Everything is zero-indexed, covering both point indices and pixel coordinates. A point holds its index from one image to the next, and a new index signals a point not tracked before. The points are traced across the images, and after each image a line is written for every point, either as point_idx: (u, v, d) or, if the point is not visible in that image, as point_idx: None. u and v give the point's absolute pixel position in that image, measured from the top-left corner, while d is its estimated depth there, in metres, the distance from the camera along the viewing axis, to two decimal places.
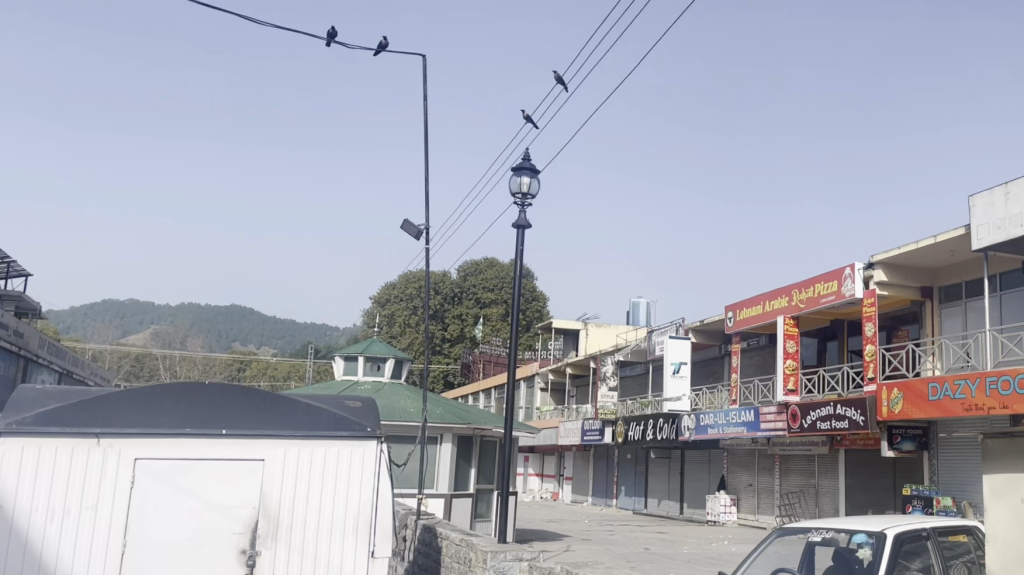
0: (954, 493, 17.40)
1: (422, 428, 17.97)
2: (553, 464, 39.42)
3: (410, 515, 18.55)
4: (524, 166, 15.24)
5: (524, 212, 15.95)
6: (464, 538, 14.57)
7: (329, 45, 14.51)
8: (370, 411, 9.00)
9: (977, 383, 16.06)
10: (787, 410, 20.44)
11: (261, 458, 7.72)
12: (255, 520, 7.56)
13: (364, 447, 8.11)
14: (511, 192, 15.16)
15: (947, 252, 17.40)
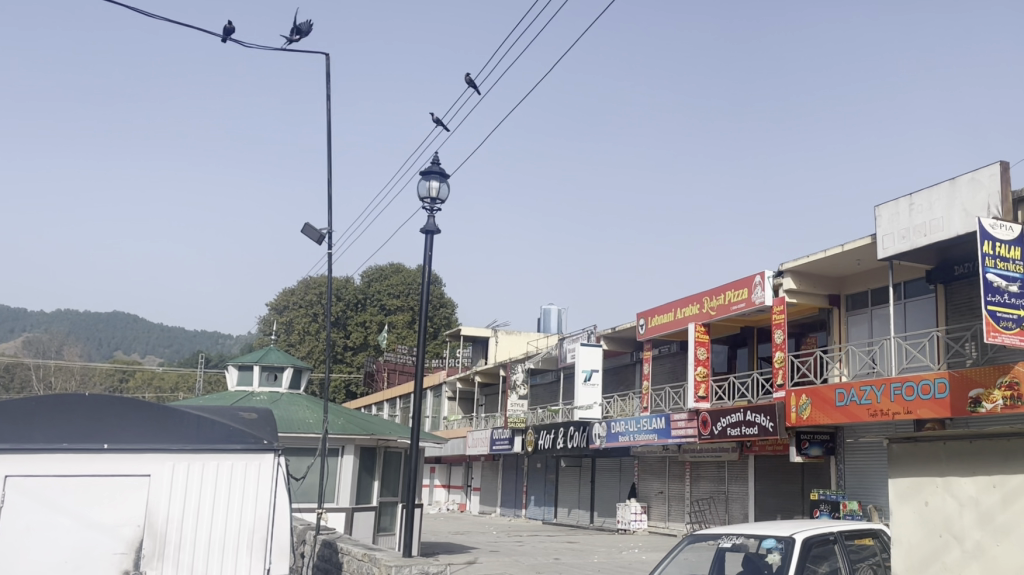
0: (860, 496, 17.75)
1: (323, 438, 17.17)
2: (461, 474, 38.90)
3: (309, 530, 17.65)
4: (433, 170, 14.73)
5: (433, 217, 15.43)
6: (366, 553, 13.89)
7: (228, 39, 13.73)
8: (264, 423, 8.44)
9: (882, 389, 16.57)
10: (698, 417, 20.56)
11: (148, 473, 7.09)
12: (141, 538, 6.96)
13: (260, 460, 7.53)
14: (420, 196, 14.64)
15: (854, 260, 17.82)
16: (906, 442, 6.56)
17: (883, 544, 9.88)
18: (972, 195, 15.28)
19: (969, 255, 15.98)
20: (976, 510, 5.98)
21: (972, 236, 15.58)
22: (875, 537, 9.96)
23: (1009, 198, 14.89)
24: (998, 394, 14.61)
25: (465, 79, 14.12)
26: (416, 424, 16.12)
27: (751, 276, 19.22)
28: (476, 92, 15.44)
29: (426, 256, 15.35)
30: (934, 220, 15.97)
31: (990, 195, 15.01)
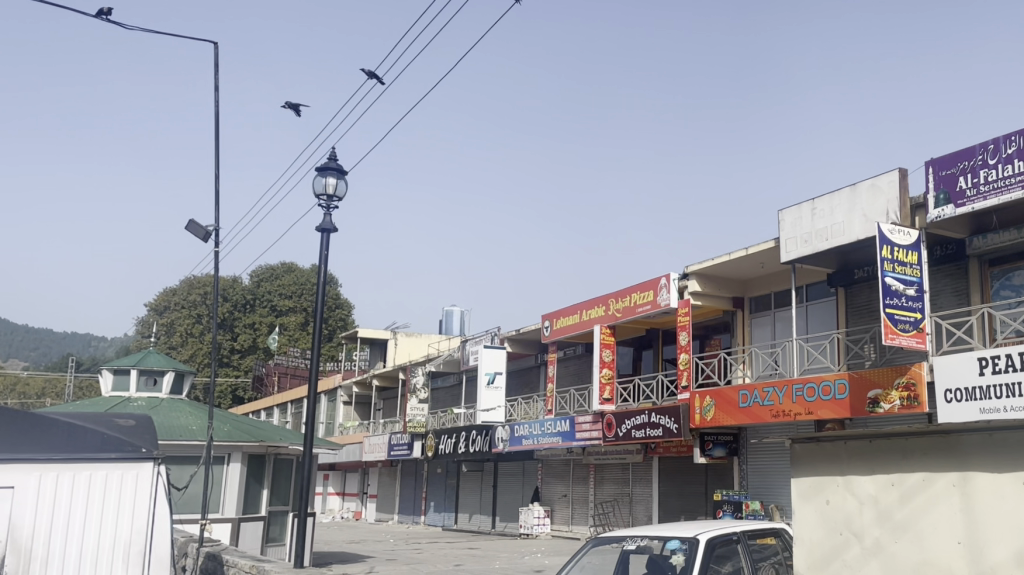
0: (763, 496, 18.00)
1: (207, 445, 16.04)
2: (356, 481, 37.92)
3: (190, 543, 16.37)
4: (330, 166, 14.02)
5: (330, 215, 14.69)
6: (254, 566, 13.07)
7: (105, 23, 12.67)
8: (142, 428, 8.35)
9: (784, 390, 16.85)
10: (603, 419, 20.48)
11: (13, 486, 7.10)
12: (5, 552, 7.03)
13: (138, 469, 7.59)
14: (316, 193, 13.94)
15: (758, 263, 18.09)
16: (807, 442, 6.35)
17: (785, 542, 10.16)
18: (872, 201, 15.69)
19: (869, 259, 16.42)
20: (876, 507, 5.81)
21: (871, 240, 16.01)
22: (777, 537, 10.27)
23: (907, 204, 15.34)
24: (896, 394, 15.04)
25: (368, 71, 13.51)
26: (309, 430, 15.25)
27: (656, 279, 19.26)
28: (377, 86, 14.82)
29: (322, 255, 14.60)
30: (835, 224, 16.35)
31: (889, 201, 15.43)
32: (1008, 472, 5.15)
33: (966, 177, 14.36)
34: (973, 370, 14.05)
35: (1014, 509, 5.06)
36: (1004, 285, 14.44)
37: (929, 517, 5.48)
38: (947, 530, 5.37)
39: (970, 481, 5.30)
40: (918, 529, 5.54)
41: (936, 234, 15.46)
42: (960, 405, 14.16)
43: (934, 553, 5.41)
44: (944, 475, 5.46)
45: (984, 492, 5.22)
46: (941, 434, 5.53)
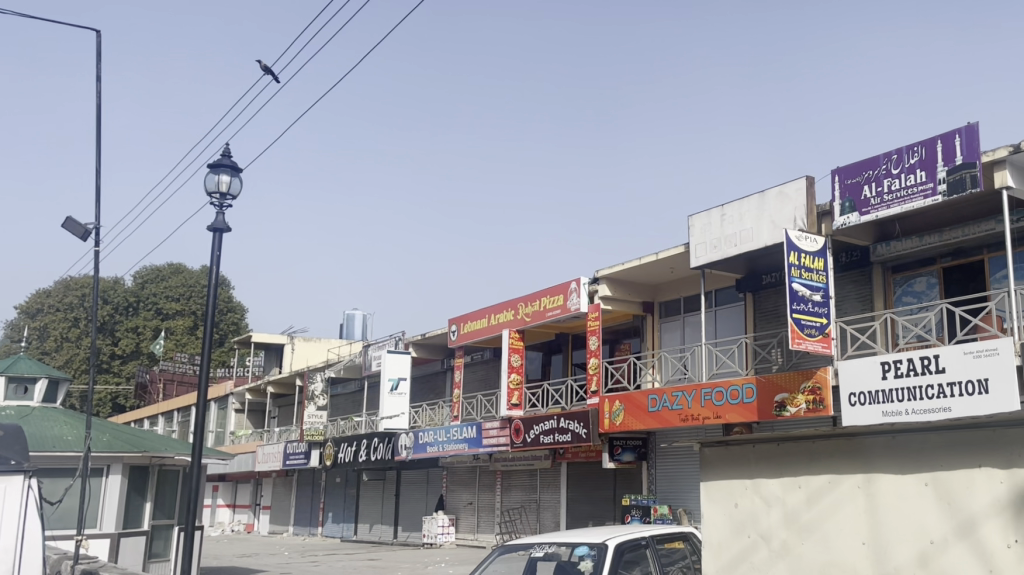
0: (671, 500, 18.05)
1: (83, 456, 14.76)
2: (248, 492, 36.49)
3: (63, 562, 14.95)
4: (223, 162, 13.13)
5: (223, 215, 13.72)
6: None
7: None
8: (12, 441, 9.22)
9: (693, 395, 16.98)
10: (510, 425, 20.46)
11: None
12: None
13: (8, 482, 8.59)
14: (207, 191, 12.97)
15: (668, 268, 18.23)
16: (717, 447, 6.76)
17: (692, 546, 10.56)
18: (779, 208, 15.96)
19: (776, 265, 16.72)
20: (783, 508, 6.17)
21: (778, 247, 16.30)
22: (684, 541, 10.70)
23: (814, 212, 15.65)
24: (802, 397, 15.30)
25: (261, 63, 12.73)
26: (197, 439, 14.08)
27: (567, 283, 19.30)
28: (275, 80, 14.02)
29: (214, 257, 13.63)
30: (744, 230, 16.58)
31: (796, 208, 15.71)
32: (912, 473, 5.49)
33: (870, 185, 14.73)
34: (876, 374, 14.43)
35: (915, 510, 5.41)
36: (905, 291, 14.90)
37: (835, 518, 5.84)
38: (851, 531, 5.72)
39: (874, 483, 5.67)
40: (823, 530, 5.88)
41: (841, 241, 15.83)
42: (863, 408, 14.52)
43: (837, 551, 5.78)
44: (848, 477, 5.83)
45: (887, 491, 5.59)
46: (845, 436, 5.93)
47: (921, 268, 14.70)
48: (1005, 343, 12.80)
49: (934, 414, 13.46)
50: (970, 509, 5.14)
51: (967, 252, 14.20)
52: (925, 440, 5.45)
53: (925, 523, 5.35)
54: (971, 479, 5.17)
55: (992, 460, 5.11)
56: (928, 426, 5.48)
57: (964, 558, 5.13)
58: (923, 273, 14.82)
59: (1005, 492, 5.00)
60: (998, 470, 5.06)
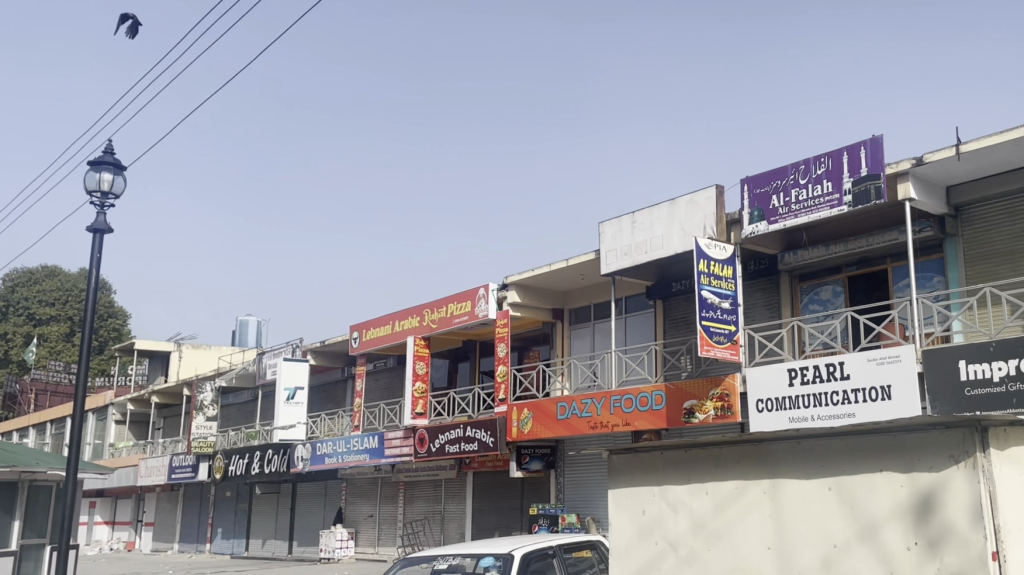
0: (580, 508, 17.92)
1: None
2: (129, 508, 34.57)
3: None
4: (105, 160, 12.25)
5: (104, 215, 12.79)
6: None
7: None
8: None
9: (602, 402, 16.91)
10: (415, 435, 20.17)
11: None
12: None
13: None
14: (87, 190, 12.09)
15: (578, 275, 18.33)
16: (627, 455, 8.17)
17: (599, 554, 10.56)
18: (689, 216, 16.10)
19: (686, 272, 16.88)
20: (692, 513, 7.56)
21: (687, 254, 16.45)
22: (591, 549, 10.70)
23: (723, 220, 15.85)
24: (711, 404, 15.43)
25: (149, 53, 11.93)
26: (73, 452, 12.98)
27: (475, 289, 19.37)
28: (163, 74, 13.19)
29: (95, 260, 12.70)
30: (654, 238, 16.67)
31: (706, 217, 15.87)
32: (814, 478, 6.79)
33: (779, 195, 14.99)
34: (783, 381, 14.64)
35: (820, 509, 6.68)
36: (812, 299, 15.24)
37: (744, 520, 7.15)
38: (758, 531, 7.05)
39: (777, 488, 7.01)
40: (734, 530, 7.22)
41: (749, 249, 16.07)
42: (770, 414, 14.70)
43: (748, 548, 7.07)
44: (757, 482, 7.14)
45: (793, 495, 6.87)
46: (755, 444, 7.24)
47: (827, 276, 15.03)
48: (908, 349, 13.16)
49: (839, 419, 13.72)
50: (871, 509, 6.37)
51: (871, 261, 14.59)
52: (831, 447, 6.71)
53: (830, 524, 6.60)
54: (872, 482, 6.40)
55: (890, 465, 6.34)
56: (834, 433, 6.73)
57: (864, 553, 6.34)
58: (829, 282, 15.18)
59: (903, 494, 6.21)
60: (897, 474, 6.28)
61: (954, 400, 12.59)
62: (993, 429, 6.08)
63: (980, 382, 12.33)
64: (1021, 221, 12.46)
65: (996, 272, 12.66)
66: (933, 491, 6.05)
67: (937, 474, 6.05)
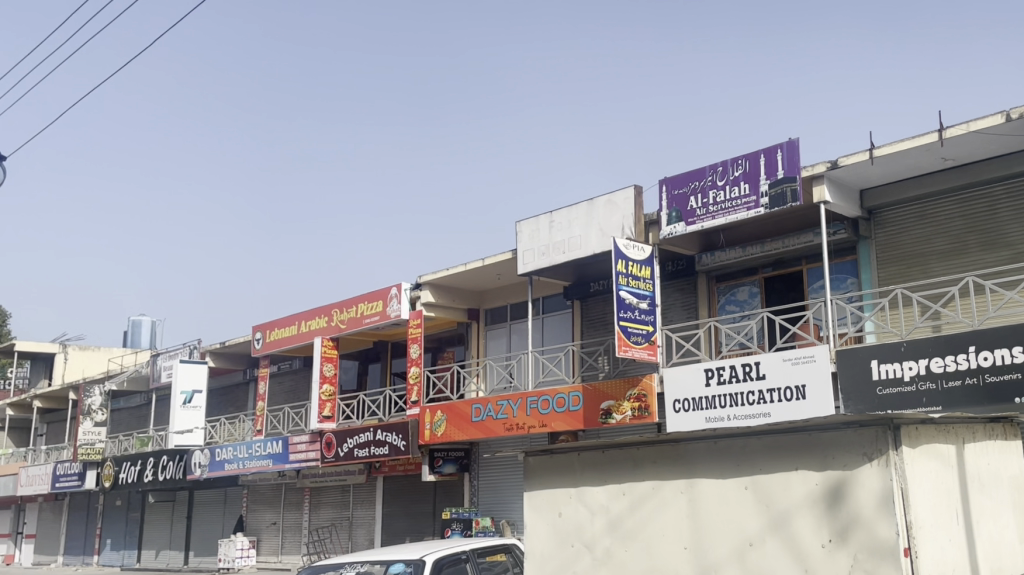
0: (494, 511, 17.63)
1: None
2: (7, 520, 32.42)
3: None
4: None
5: None
6: None
7: None
8: None
9: (519, 403, 16.66)
10: (321, 439, 19.60)
11: None
12: None
13: None
14: None
15: (494, 275, 18.18)
16: (543, 455, 8.69)
17: (514, 558, 10.27)
18: (607, 216, 16.03)
19: (603, 273, 16.85)
20: (606, 516, 8.08)
21: (605, 254, 16.39)
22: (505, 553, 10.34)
23: (641, 220, 15.84)
24: (628, 405, 15.33)
25: None
26: None
27: (386, 288, 18.89)
28: None
29: None
30: (572, 237, 16.55)
31: (624, 217, 15.83)
32: (732, 479, 7.27)
33: (696, 196, 15.08)
34: (700, 381, 14.65)
35: (736, 506, 7.18)
36: (729, 300, 15.40)
37: (660, 518, 7.67)
38: (675, 532, 7.53)
39: (692, 487, 7.51)
40: (650, 528, 7.73)
41: (667, 250, 16.15)
42: (687, 414, 14.70)
43: (663, 547, 7.60)
44: (674, 481, 7.65)
45: (707, 493, 7.39)
46: (672, 444, 7.75)
47: (744, 277, 15.21)
48: (821, 350, 13.31)
49: (755, 419, 13.81)
50: (785, 506, 6.88)
51: (787, 262, 14.84)
52: (748, 444, 7.22)
53: (745, 522, 7.10)
54: (789, 481, 6.90)
55: (806, 464, 6.85)
56: (749, 433, 7.25)
57: (778, 547, 6.85)
58: (746, 283, 15.36)
59: (818, 490, 6.73)
60: (813, 472, 6.79)
61: (865, 399, 12.83)
62: (904, 427, 6.61)
63: (891, 381, 12.59)
64: (931, 225, 12.85)
65: (907, 274, 13.01)
66: (847, 487, 6.56)
67: (851, 472, 6.56)
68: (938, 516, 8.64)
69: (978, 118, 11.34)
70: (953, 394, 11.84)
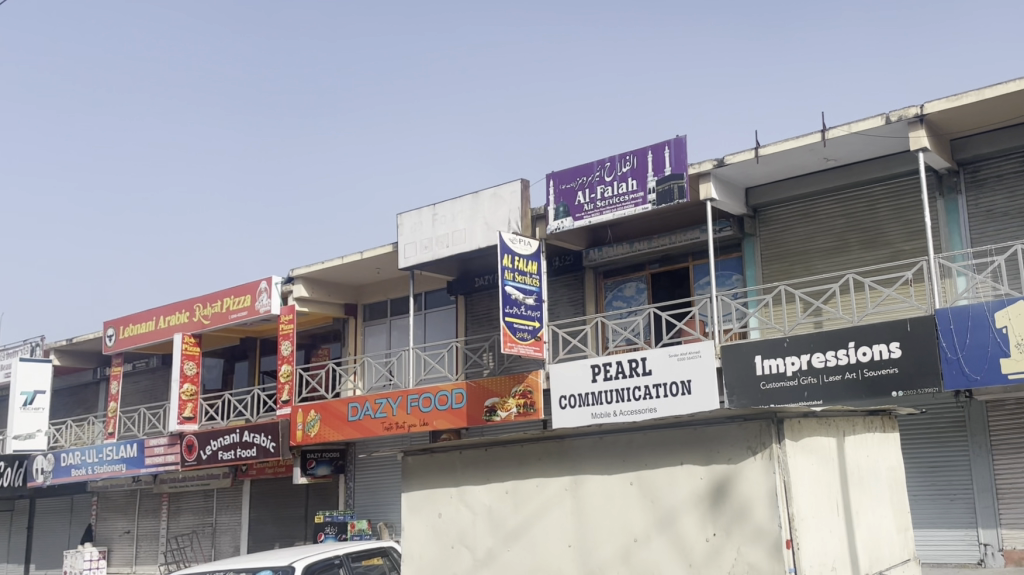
0: (371, 513, 16.98)
1: None
2: None
3: None
4: None
5: None
6: None
7: None
8: None
9: (399, 401, 16.04)
10: (181, 441, 18.35)
11: None
12: None
13: None
14: None
15: (374, 269, 17.55)
16: (421, 455, 8.26)
17: (391, 562, 9.55)
18: (493, 210, 15.67)
19: (488, 268, 16.53)
20: (484, 516, 7.74)
21: (490, 249, 16.04)
22: (381, 557, 9.60)
23: (528, 215, 15.55)
24: (513, 402, 14.99)
25: None
26: None
27: (255, 282, 17.85)
28: None
29: None
30: (455, 231, 16.11)
31: (511, 211, 15.52)
32: (617, 475, 7.03)
33: (583, 192, 14.94)
34: (586, 377, 14.45)
35: (622, 502, 6.96)
36: (616, 296, 15.40)
37: (544, 517, 7.35)
38: (558, 533, 7.25)
39: (577, 485, 7.24)
40: (531, 529, 7.42)
41: (554, 245, 15.94)
42: (573, 410, 14.48)
43: (547, 546, 7.30)
44: (559, 479, 7.34)
45: (591, 490, 7.15)
46: (557, 440, 7.43)
47: (632, 273, 15.22)
48: (707, 345, 13.36)
49: (641, 414, 13.73)
50: (669, 502, 6.72)
51: (674, 258, 14.90)
52: (632, 440, 6.99)
53: (630, 518, 6.90)
54: (673, 476, 6.73)
55: (691, 459, 6.68)
56: (635, 428, 7.01)
57: (662, 544, 6.69)
58: (633, 279, 15.40)
59: (702, 485, 6.58)
60: (697, 466, 6.63)
61: (749, 394, 12.99)
62: (787, 421, 6.50)
63: (774, 376, 12.80)
64: (814, 224, 13.19)
65: (791, 271, 13.30)
66: (731, 481, 6.42)
67: (735, 465, 6.43)
68: (820, 509, 8.30)
69: (860, 119, 11.66)
70: (833, 388, 12.11)
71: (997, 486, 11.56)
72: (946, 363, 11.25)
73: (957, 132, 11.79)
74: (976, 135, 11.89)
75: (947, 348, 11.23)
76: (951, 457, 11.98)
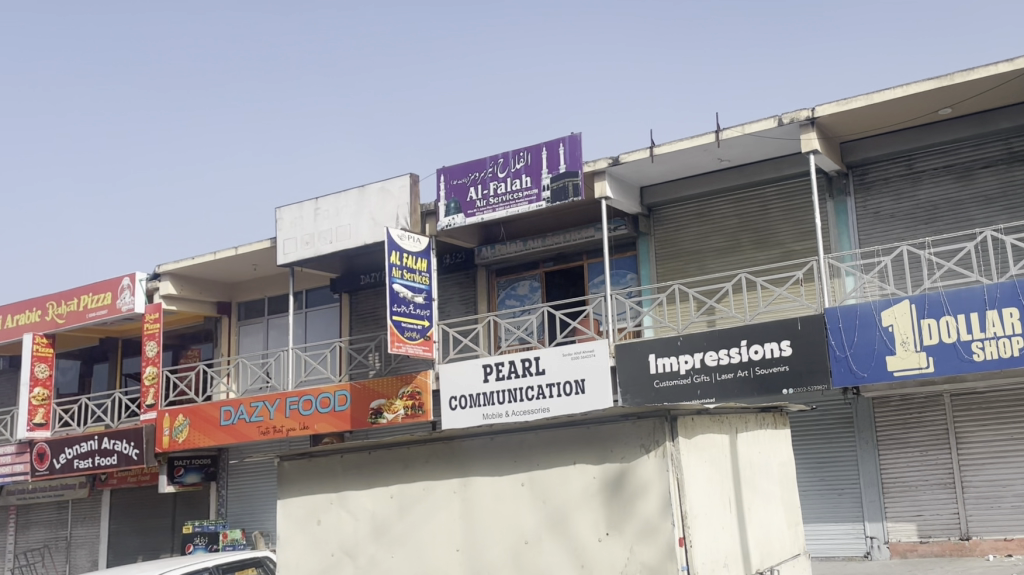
0: (246, 523, 15.97)
1: None
2: None
3: None
4: None
5: None
6: None
7: None
8: None
9: (276, 404, 15.13)
10: (31, 449, 16.82)
11: None
12: None
13: None
14: None
15: (250, 265, 16.60)
16: (299, 460, 7.63)
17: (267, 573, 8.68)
18: (380, 205, 15.05)
19: (374, 265, 15.90)
20: (369, 521, 7.20)
21: (376, 246, 15.42)
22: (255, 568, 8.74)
23: (416, 211, 15.02)
24: (400, 403, 14.42)
25: None
26: None
27: (117, 278, 16.52)
28: None
29: None
30: (339, 227, 15.41)
31: (399, 207, 14.94)
32: (508, 477, 6.64)
33: (475, 188, 14.54)
34: (477, 377, 14.05)
35: (514, 503, 6.58)
36: (509, 295, 15.12)
37: (429, 521, 6.91)
38: (445, 538, 6.81)
39: (466, 486, 6.82)
40: (415, 533, 6.96)
41: (444, 243, 15.50)
42: (464, 411, 14.07)
43: (432, 549, 6.86)
44: (446, 481, 6.90)
45: (480, 491, 6.75)
46: (446, 441, 6.96)
47: (526, 271, 14.97)
48: (601, 344, 13.21)
49: (534, 415, 13.45)
50: (559, 504, 6.39)
51: (569, 257, 14.75)
52: (524, 440, 6.60)
53: (521, 520, 6.54)
54: (565, 476, 6.40)
55: (583, 458, 6.38)
56: (527, 427, 6.62)
57: (553, 546, 6.36)
58: (526, 277, 15.17)
59: (596, 484, 6.29)
60: (590, 465, 6.33)
61: (643, 392, 12.95)
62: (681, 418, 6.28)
63: (667, 374, 12.78)
64: (708, 224, 13.32)
65: (685, 270, 13.41)
66: (626, 480, 6.14)
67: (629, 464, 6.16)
68: (713, 504, 8.06)
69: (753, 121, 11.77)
70: (726, 386, 12.19)
71: (883, 479, 11.92)
72: (834, 361, 11.48)
73: (847, 135, 12.15)
74: (864, 138, 12.28)
75: (836, 346, 11.47)
76: (838, 453, 12.28)
